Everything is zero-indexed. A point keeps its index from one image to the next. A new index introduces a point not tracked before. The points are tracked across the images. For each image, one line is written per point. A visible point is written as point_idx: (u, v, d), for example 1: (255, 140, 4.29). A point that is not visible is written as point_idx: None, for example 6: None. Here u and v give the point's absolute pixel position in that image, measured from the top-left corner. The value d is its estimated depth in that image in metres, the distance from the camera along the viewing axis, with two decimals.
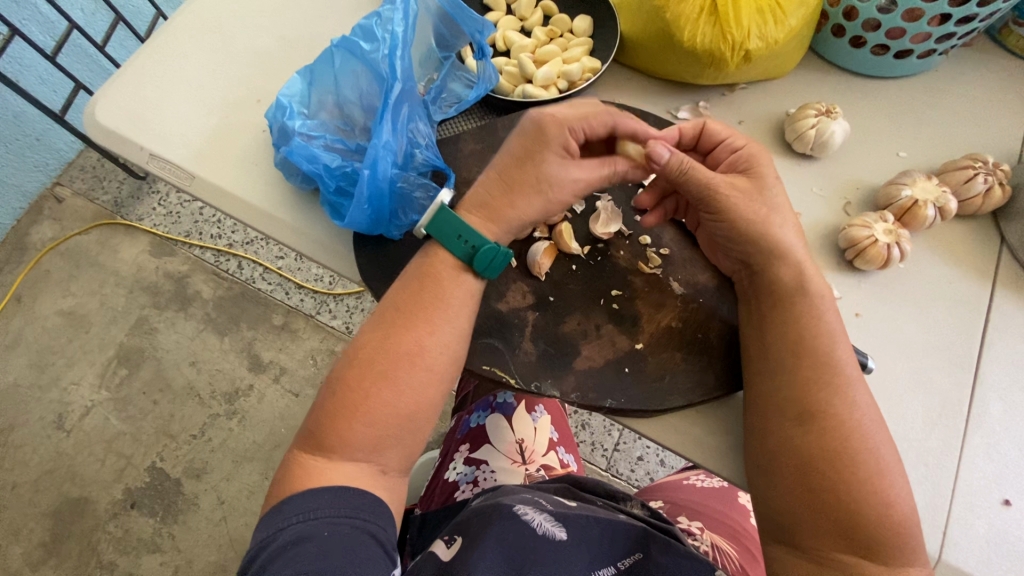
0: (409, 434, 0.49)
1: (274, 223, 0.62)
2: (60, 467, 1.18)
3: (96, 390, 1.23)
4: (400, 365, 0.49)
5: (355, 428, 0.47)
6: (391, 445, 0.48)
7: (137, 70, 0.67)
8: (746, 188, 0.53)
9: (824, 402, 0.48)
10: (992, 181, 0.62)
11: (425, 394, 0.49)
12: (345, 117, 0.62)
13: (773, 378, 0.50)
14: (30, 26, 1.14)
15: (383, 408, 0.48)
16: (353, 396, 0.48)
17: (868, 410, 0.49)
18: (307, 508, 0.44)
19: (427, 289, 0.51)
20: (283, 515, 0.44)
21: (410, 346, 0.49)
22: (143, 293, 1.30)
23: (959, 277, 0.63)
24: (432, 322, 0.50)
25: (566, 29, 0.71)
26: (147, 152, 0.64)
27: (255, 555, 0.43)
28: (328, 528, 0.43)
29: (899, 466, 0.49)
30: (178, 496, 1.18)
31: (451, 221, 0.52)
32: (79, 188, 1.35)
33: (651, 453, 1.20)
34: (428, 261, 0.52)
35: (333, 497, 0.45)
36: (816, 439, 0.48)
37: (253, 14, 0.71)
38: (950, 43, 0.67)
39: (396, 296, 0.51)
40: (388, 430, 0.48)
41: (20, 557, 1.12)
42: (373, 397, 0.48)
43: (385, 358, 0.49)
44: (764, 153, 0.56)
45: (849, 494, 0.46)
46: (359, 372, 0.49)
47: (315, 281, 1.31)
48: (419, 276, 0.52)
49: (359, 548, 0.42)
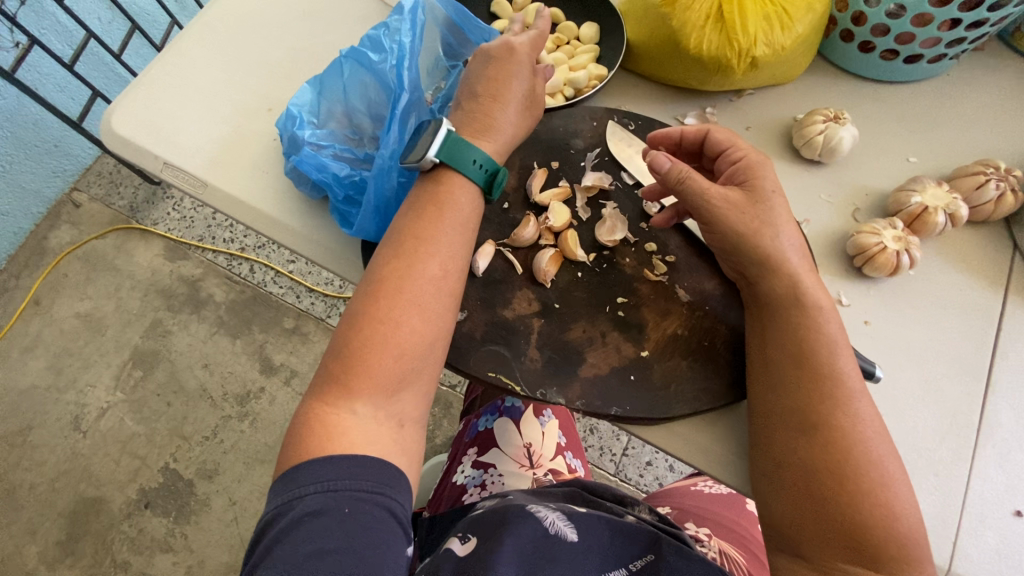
0: (432, 360, 0.49)
1: (284, 230, 0.63)
2: (76, 467, 1.20)
3: (112, 391, 1.25)
4: (424, 292, 0.49)
5: (386, 356, 0.47)
6: (418, 371, 0.48)
7: (152, 80, 0.68)
8: (737, 202, 0.53)
9: (828, 413, 0.48)
10: (1004, 187, 0.62)
11: (447, 319, 0.50)
12: (354, 126, 0.63)
13: (778, 388, 0.50)
14: (49, 35, 1.17)
15: (410, 334, 0.48)
16: (380, 327, 0.47)
17: (873, 420, 0.49)
18: (326, 478, 0.42)
19: (439, 214, 0.51)
20: (301, 480, 0.42)
21: (434, 271, 0.50)
22: (157, 297, 1.32)
23: (970, 285, 0.62)
24: (448, 249, 0.51)
25: (573, 36, 0.71)
26: (162, 161, 0.65)
27: (274, 517, 0.42)
28: (348, 505, 0.41)
29: (904, 477, 0.48)
30: (191, 497, 1.19)
31: (463, 147, 0.53)
32: (96, 193, 1.37)
33: (660, 458, 1.20)
34: (440, 186, 0.53)
35: (351, 470, 0.43)
36: (821, 450, 0.47)
37: (265, 25, 0.72)
38: (961, 47, 0.66)
39: (409, 226, 0.51)
40: (414, 358, 0.48)
41: (37, 555, 1.15)
42: (401, 325, 0.47)
43: (408, 285, 0.49)
44: (765, 163, 0.55)
45: (854, 504, 0.46)
46: (381, 302, 0.48)
47: (325, 285, 1.33)
48: (427, 202, 0.52)
49: (376, 529, 0.41)
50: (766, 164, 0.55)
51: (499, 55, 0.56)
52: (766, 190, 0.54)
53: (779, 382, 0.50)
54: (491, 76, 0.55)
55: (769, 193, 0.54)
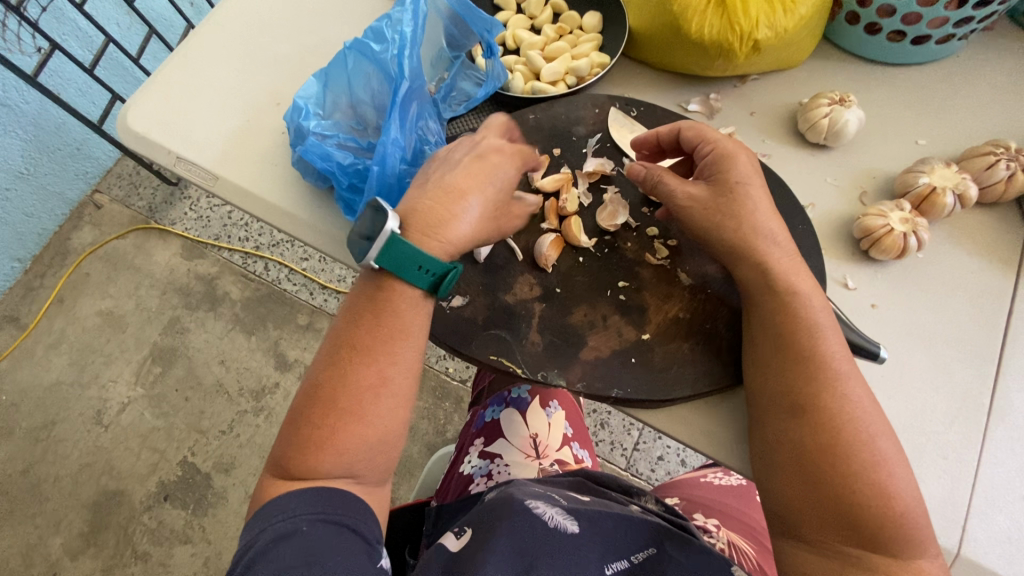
0: (382, 454, 0.50)
1: (292, 220, 0.65)
2: (98, 460, 1.23)
3: (132, 387, 1.28)
4: (364, 398, 0.49)
5: (326, 458, 0.47)
6: (365, 466, 0.49)
7: (164, 78, 0.70)
8: (701, 199, 0.54)
9: (815, 394, 0.47)
10: (1015, 167, 0.60)
11: (395, 418, 0.50)
12: (358, 117, 0.64)
13: (768, 371, 0.50)
14: (70, 41, 1.20)
15: (351, 438, 0.48)
16: (321, 433, 0.48)
17: (863, 401, 0.48)
18: (288, 508, 0.45)
19: (378, 317, 0.50)
20: (266, 516, 0.45)
21: (373, 378, 0.49)
22: (175, 294, 1.35)
23: (982, 267, 0.61)
24: (390, 353, 0.50)
25: (576, 25, 0.72)
26: (174, 155, 0.67)
27: (241, 554, 0.44)
28: (308, 523, 0.44)
29: (899, 457, 0.47)
30: (208, 490, 1.22)
31: (407, 251, 0.49)
32: (117, 195, 1.41)
33: (671, 453, 1.19)
34: (382, 292, 0.50)
35: (312, 496, 0.45)
36: (811, 431, 0.47)
37: (274, 22, 0.73)
38: (971, 27, 0.65)
39: (350, 330, 0.50)
40: (359, 456, 0.48)
41: (61, 546, 1.18)
42: (340, 432, 0.48)
43: (345, 392, 0.48)
44: (735, 154, 0.54)
45: (848, 486, 0.45)
46: (322, 409, 0.48)
47: (338, 281, 1.35)
48: (374, 307, 0.50)
49: (341, 540, 0.44)
50: (738, 155, 0.54)
51: (483, 154, 0.54)
52: (732, 181, 0.53)
53: (769, 363, 0.50)
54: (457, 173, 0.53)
55: (734, 184, 0.53)
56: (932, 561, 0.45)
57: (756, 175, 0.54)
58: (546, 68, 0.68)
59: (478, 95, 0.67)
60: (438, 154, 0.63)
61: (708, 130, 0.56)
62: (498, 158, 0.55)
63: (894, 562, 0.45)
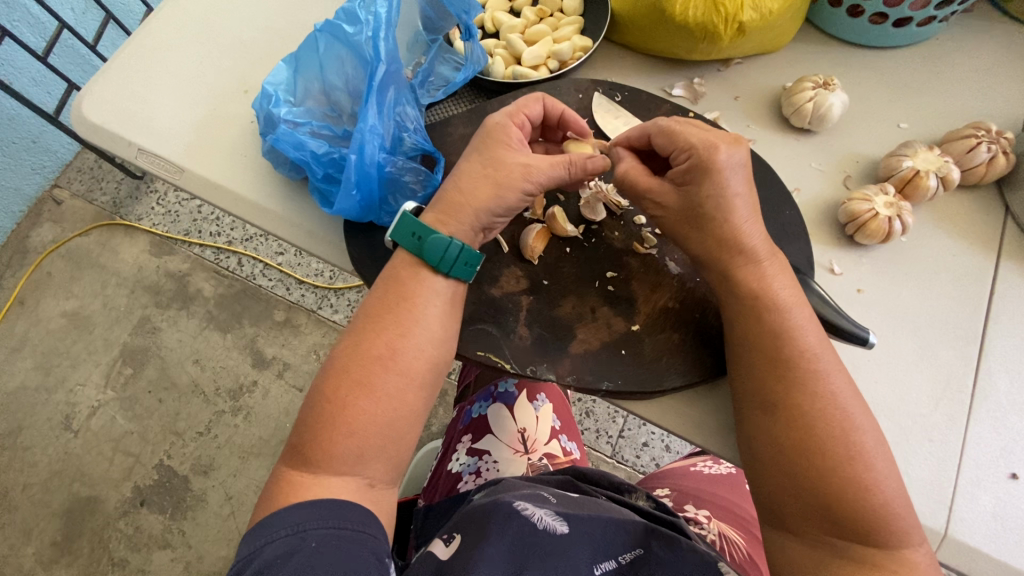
0: (392, 442, 0.48)
1: (264, 213, 0.61)
2: (69, 467, 1.19)
3: (102, 390, 1.23)
4: (374, 371, 0.48)
5: (336, 440, 0.46)
6: (373, 456, 0.47)
7: (124, 64, 0.66)
8: (670, 209, 0.52)
9: (788, 390, 0.47)
10: (995, 150, 0.61)
11: (404, 400, 0.48)
12: (332, 103, 0.61)
13: (745, 367, 0.50)
14: (21, 27, 1.12)
15: (360, 417, 0.47)
16: (332, 408, 0.47)
17: (838, 396, 0.47)
18: (295, 521, 0.43)
19: (394, 291, 0.50)
20: (270, 529, 0.43)
21: (382, 349, 0.48)
22: (145, 293, 1.29)
23: (964, 250, 0.62)
24: (402, 326, 0.49)
25: (556, 7, 0.69)
26: (136, 147, 0.63)
27: (240, 569, 0.41)
28: (317, 540, 0.42)
29: (880, 449, 0.47)
30: (187, 492, 1.18)
31: (405, 223, 0.52)
32: (78, 189, 1.35)
33: (656, 439, 1.19)
34: (392, 267, 0.52)
35: (320, 510, 0.44)
36: (787, 427, 0.47)
37: (239, 5, 0.69)
38: (951, 9, 0.65)
39: (370, 304, 0.51)
40: (368, 441, 0.47)
41: (32, 556, 1.13)
42: (349, 407, 0.47)
43: (358, 363, 0.48)
44: (713, 161, 0.50)
45: (825, 480, 0.45)
46: (335, 381, 0.48)
47: (315, 275, 1.31)
48: (387, 280, 0.51)
49: (349, 556, 0.42)
50: (716, 160, 0.50)
51: (485, 133, 0.53)
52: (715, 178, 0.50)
53: (748, 362, 0.50)
54: (479, 149, 0.53)
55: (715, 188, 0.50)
56: (919, 551, 0.45)
57: (738, 174, 0.51)
58: (527, 51, 0.65)
59: (457, 79, 0.64)
60: (417, 142, 0.60)
61: (681, 130, 0.51)
62: (508, 137, 0.53)
63: (881, 554, 0.44)
